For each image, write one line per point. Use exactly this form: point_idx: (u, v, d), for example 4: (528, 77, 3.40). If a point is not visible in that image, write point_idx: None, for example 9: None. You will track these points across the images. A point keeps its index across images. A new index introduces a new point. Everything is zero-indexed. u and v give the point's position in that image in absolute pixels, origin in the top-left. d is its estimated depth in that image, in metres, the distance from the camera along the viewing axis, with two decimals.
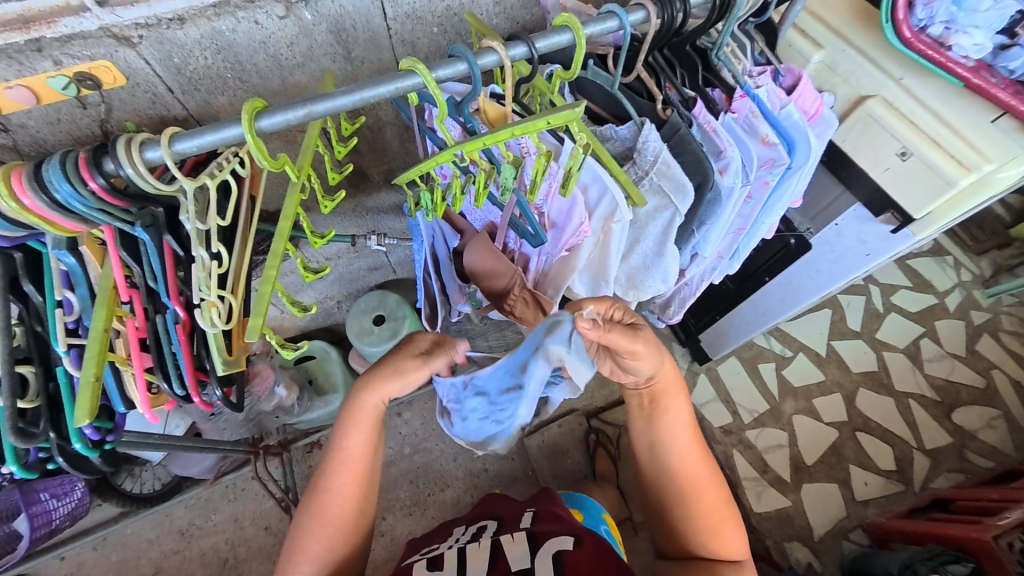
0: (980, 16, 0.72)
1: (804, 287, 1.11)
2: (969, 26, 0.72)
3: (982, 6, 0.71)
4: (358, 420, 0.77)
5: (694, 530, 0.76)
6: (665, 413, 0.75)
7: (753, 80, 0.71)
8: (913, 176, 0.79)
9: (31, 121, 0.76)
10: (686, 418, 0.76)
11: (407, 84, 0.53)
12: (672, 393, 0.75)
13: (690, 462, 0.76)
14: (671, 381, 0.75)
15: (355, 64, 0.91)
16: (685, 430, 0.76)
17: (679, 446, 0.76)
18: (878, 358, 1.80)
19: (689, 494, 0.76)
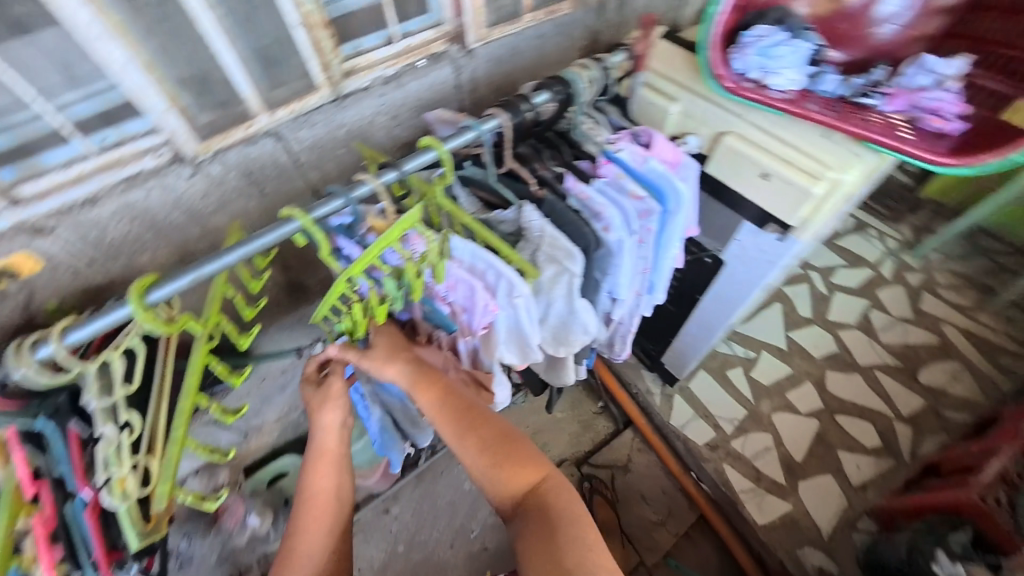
0: (785, 60, 0.84)
1: (731, 298, 1.20)
2: (779, 68, 0.85)
3: (782, 53, 0.84)
4: (315, 461, 0.74)
5: (501, 482, 0.69)
6: (414, 390, 0.71)
7: (614, 145, 0.82)
8: (776, 191, 0.90)
9: None
10: (445, 387, 0.72)
11: (288, 229, 0.59)
12: (405, 366, 0.72)
13: (462, 421, 0.70)
14: (412, 377, 0.71)
15: (270, 197, 0.99)
16: (444, 398, 0.71)
17: (441, 415, 0.71)
18: (836, 338, 1.89)
19: (471, 450, 0.69)
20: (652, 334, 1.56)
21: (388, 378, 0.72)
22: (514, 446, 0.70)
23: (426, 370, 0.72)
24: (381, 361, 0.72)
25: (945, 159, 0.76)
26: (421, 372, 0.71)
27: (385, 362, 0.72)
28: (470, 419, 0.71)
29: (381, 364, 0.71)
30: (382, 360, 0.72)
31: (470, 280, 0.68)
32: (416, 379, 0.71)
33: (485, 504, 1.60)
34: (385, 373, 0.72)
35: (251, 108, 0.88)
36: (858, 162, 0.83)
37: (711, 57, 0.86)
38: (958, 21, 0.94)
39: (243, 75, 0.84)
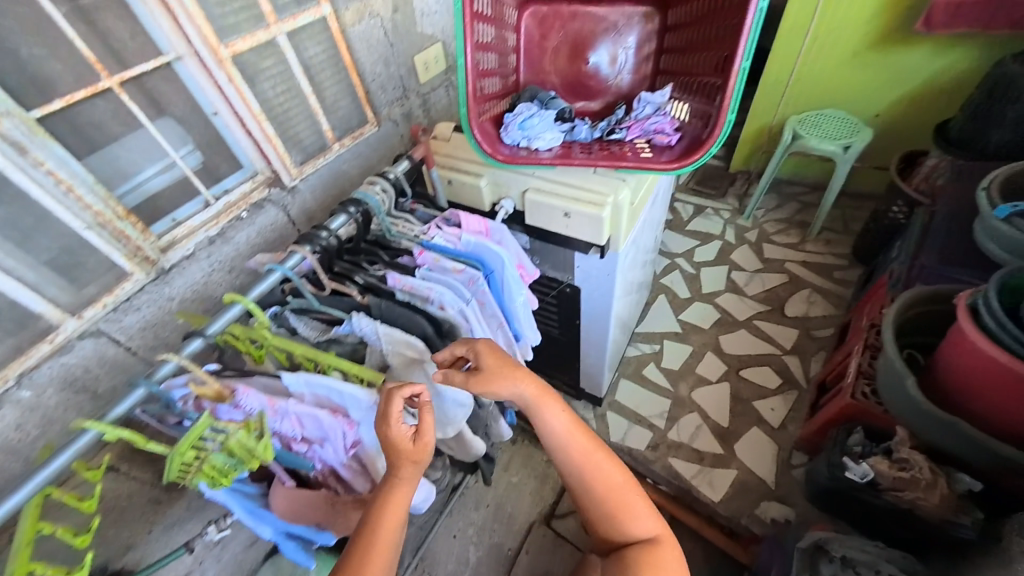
0: (539, 127, 1.02)
1: (598, 313, 1.36)
2: (538, 134, 1.01)
3: (535, 124, 1.01)
4: (396, 498, 0.66)
5: (608, 514, 0.82)
6: (542, 414, 0.81)
7: (427, 235, 0.90)
8: (577, 225, 1.04)
9: None
10: (570, 418, 0.82)
11: (85, 441, 0.59)
12: (536, 395, 0.80)
13: (585, 454, 0.82)
14: (542, 397, 0.80)
15: (106, 399, 0.91)
16: (568, 432, 0.82)
17: (561, 443, 0.82)
18: (715, 306, 2.20)
19: (588, 478, 0.82)
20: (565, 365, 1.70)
21: (510, 396, 0.78)
22: (622, 487, 0.83)
23: (553, 400, 0.81)
24: (499, 380, 0.75)
25: (661, 165, 0.91)
26: (547, 402, 0.80)
27: (513, 377, 0.76)
28: (592, 455, 0.82)
29: (511, 387, 0.77)
30: (508, 387, 0.76)
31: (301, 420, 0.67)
32: (545, 403, 0.81)
33: None
34: (509, 394, 0.77)
35: (50, 320, 0.83)
36: (621, 185, 1.01)
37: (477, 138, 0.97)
38: (661, 61, 1.21)
39: (34, 295, 0.81)
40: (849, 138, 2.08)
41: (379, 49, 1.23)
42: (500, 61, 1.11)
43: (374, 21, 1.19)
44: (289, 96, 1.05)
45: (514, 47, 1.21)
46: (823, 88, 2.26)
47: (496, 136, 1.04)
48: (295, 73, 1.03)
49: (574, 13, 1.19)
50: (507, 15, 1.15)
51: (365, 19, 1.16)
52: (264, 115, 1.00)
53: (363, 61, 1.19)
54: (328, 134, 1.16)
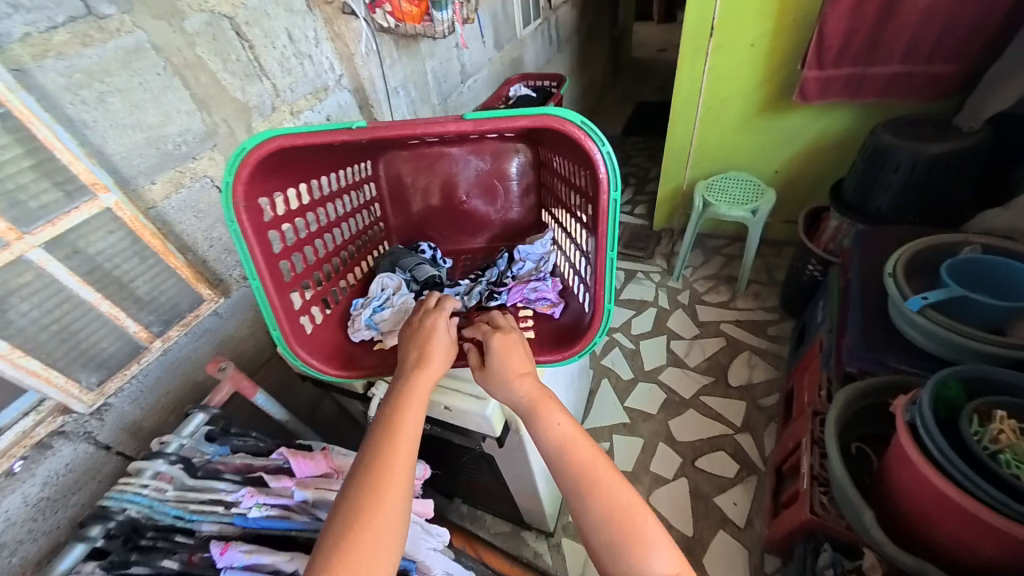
0: (391, 318, 0.96)
1: (519, 467, 1.18)
2: (390, 325, 0.95)
3: (385, 315, 0.96)
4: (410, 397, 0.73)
5: (616, 547, 0.63)
6: (536, 408, 0.76)
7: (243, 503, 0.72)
8: (464, 417, 0.95)
9: None
10: (569, 419, 0.75)
11: None
12: (532, 387, 0.78)
13: (584, 463, 0.69)
14: (538, 394, 0.77)
15: None
16: (565, 441, 0.72)
17: (555, 444, 0.72)
18: (660, 384, 2.06)
19: (587, 493, 0.67)
20: (503, 499, 1.47)
21: (511, 386, 0.79)
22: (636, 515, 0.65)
23: (548, 397, 0.76)
24: (504, 350, 0.81)
25: (545, 359, 0.85)
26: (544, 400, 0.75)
27: (512, 368, 0.79)
28: (592, 461, 0.69)
29: (507, 383, 0.79)
30: (508, 381, 0.78)
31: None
32: (543, 400, 0.76)
33: None
34: (509, 382, 0.79)
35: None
36: None
37: (301, 356, 0.86)
38: (542, 195, 1.15)
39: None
40: (754, 203, 2.11)
41: (211, 211, 1.03)
42: (349, 228, 1.03)
43: (200, 184, 1.00)
44: (66, 307, 0.82)
45: (376, 199, 1.13)
46: (722, 152, 2.31)
47: (338, 326, 0.98)
48: (70, 286, 0.81)
49: (437, 154, 1.11)
50: (362, 172, 1.06)
51: (183, 188, 0.97)
52: (22, 347, 0.76)
53: (189, 231, 0.99)
54: (141, 334, 0.93)
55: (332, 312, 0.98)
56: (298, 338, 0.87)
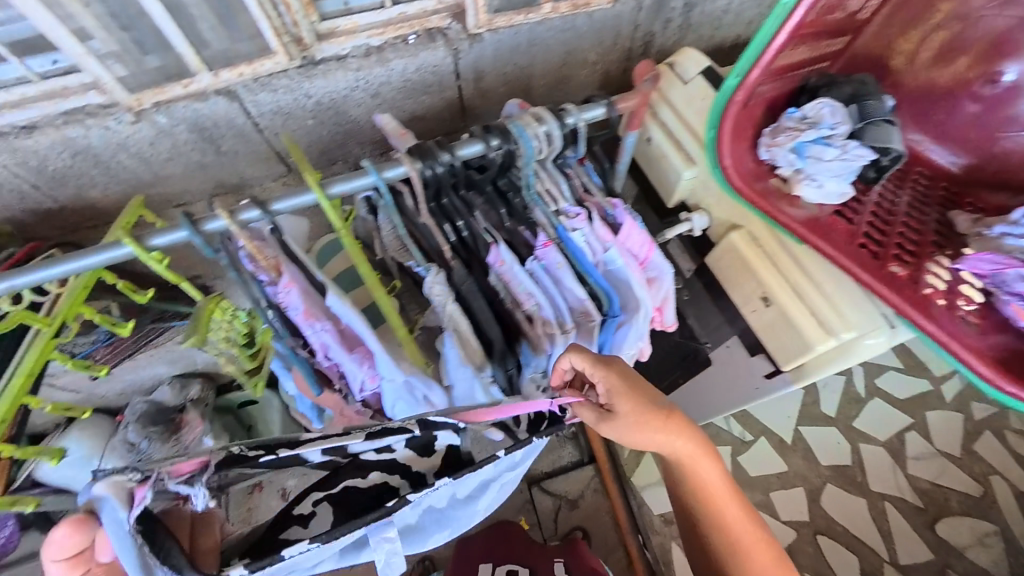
0: (831, 166, 0.67)
1: (712, 400, 1.00)
2: (821, 175, 0.68)
3: (828, 157, 0.67)
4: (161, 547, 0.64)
5: None
6: (707, 502, 0.64)
7: (568, 222, 0.63)
8: (774, 326, 0.72)
9: None
10: (721, 483, 0.64)
11: (121, 253, 0.54)
12: (706, 477, 0.64)
13: (732, 530, 0.65)
14: (694, 453, 0.63)
15: (226, 154, 0.95)
16: (710, 499, 0.64)
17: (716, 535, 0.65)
18: (853, 450, 1.65)
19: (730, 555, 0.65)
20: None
21: (655, 439, 0.61)
22: None
23: (706, 457, 0.63)
24: (639, 424, 0.60)
25: (980, 368, 0.59)
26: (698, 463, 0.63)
27: (663, 425, 0.60)
28: (739, 529, 0.65)
29: (654, 436, 0.61)
30: (650, 432, 0.61)
31: (343, 350, 0.63)
32: (697, 460, 0.63)
33: None
34: (654, 436, 0.61)
35: (189, 65, 0.79)
36: (886, 327, 0.64)
37: (719, 130, 0.67)
38: None
39: (174, 30, 0.74)
40: None
41: None
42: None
43: None
44: None
45: None
46: None
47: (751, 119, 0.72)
48: None
49: None
50: None
51: None
52: None
53: None
54: None
55: (768, 95, 0.70)
56: (734, 138, 0.68)
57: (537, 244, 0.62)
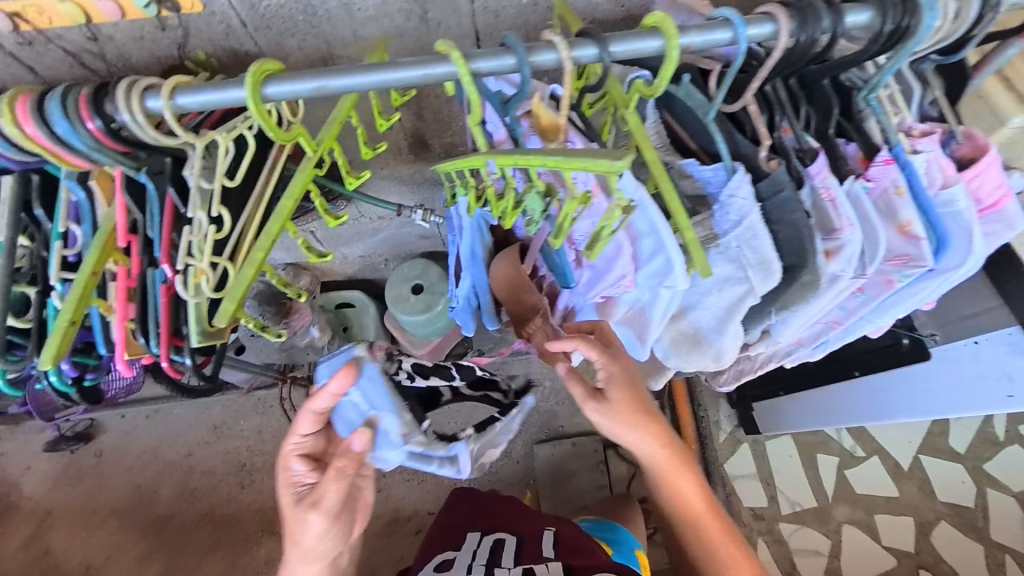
0: None
1: (902, 401, 0.93)
2: None
3: None
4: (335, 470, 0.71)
5: None
6: (683, 504, 0.79)
7: (909, 141, 0.51)
8: None
9: (118, 35, 0.73)
10: (695, 489, 0.78)
11: (441, 71, 0.43)
12: (681, 484, 0.78)
13: (708, 530, 0.79)
14: (676, 462, 0.77)
15: (428, 26, 0.80)
16: (687, 503, 0.79)
17: (684, 516, 0.79)
18: (979, 492, 1.48)
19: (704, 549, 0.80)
20: (822, 417, 1.14)
21: (645, 450, 0.74)
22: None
23: (684, 468, 0.77)
24: (634, 422, 0.71)
25: None
26: (677, 472, 0.76)
27: (654, 438, 0.73)
28: (712, 528, 0.79)
29: (649, 446, 0.74)
30: (646, 443, 0.74)
31: (623, 241, 0.53)
32: (675, 470, 0.77)
33: None
34: (649, 446, 0.74)
35: None
36: None
37: None
38: None
39: None
40: None
41: None
42: None
43: None
44: None
45: None
46: None
47: None
48: None
49: None
50: None
51: None
52: None
53: None
54: None
55: None
56: None
57: (870, 163, 0.51)
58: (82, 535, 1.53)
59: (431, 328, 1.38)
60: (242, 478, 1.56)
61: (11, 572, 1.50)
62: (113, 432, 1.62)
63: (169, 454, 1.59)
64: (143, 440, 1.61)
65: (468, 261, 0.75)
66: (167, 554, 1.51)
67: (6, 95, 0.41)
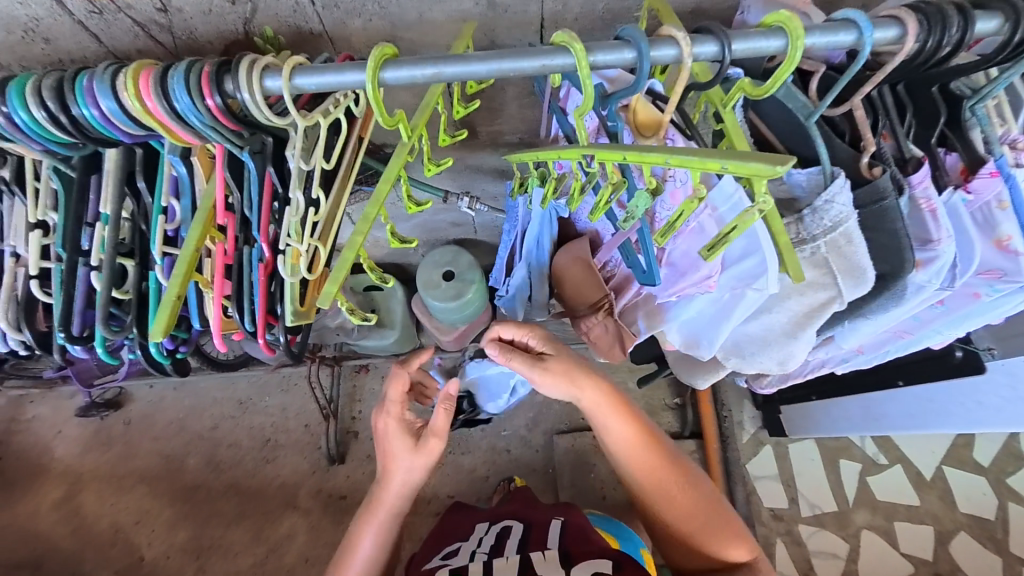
0: None
1: (947, 412, 0.93)
2: None
3: None
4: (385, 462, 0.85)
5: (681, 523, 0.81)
6: (624, 444, 0.79)
7: (1014, 154, 0.50)
8: None
9: (186, 7, 0.67)
10: (633, 426, 0.78)
11: (557, 63, 0.43)
12: (614, 425, 0.78)
13: (654, 465, 0.80)
14: (607, 399, 0.76)
15: (497, 12, 0.72)
16: (629, 441, 0.79)
17: (660, 499, 0.81)
18: (1000, 505, 1.48)
19: (653, 480, 0.80)
20: (858, 424, 1.14)
21: (578, 392, 0.74)
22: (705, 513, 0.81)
23: (619, 405, 0.77)
24: (565, 373, 0.73)
25: None
26: (614, 408, 0.76)
27: (571, 374, 0.73)
28: (657, 462, 0.80)
29: (574, 386, 0.74)
30: (572, 383, 0.73)
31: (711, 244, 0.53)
32: (605, 405, 0.76)
33: (526, 416, 1.56)
34: (576, 384, 0.74)
35: None
36: None
37: None
38: None
39: None
40: None
41: None
42: None
43: None
44: None
45: None
46: None
47: None
48: None
49: None
50: None
51: None
52: None
53: None
54: None
55: None
56: None
57: (973, 175, 0.50)
58: (110, 501, 1.55)
59: (460, 315, 1.36)
60: (267, 452, 1.58)
61: (43, 532, 1.53)
62: (140, 402, 1.64)
63: (197, 425, 1.61)
64: (170, 411, 1.63)
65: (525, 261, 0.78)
66: (195, 522, 1.53)
67: (130, 69, 0.41)
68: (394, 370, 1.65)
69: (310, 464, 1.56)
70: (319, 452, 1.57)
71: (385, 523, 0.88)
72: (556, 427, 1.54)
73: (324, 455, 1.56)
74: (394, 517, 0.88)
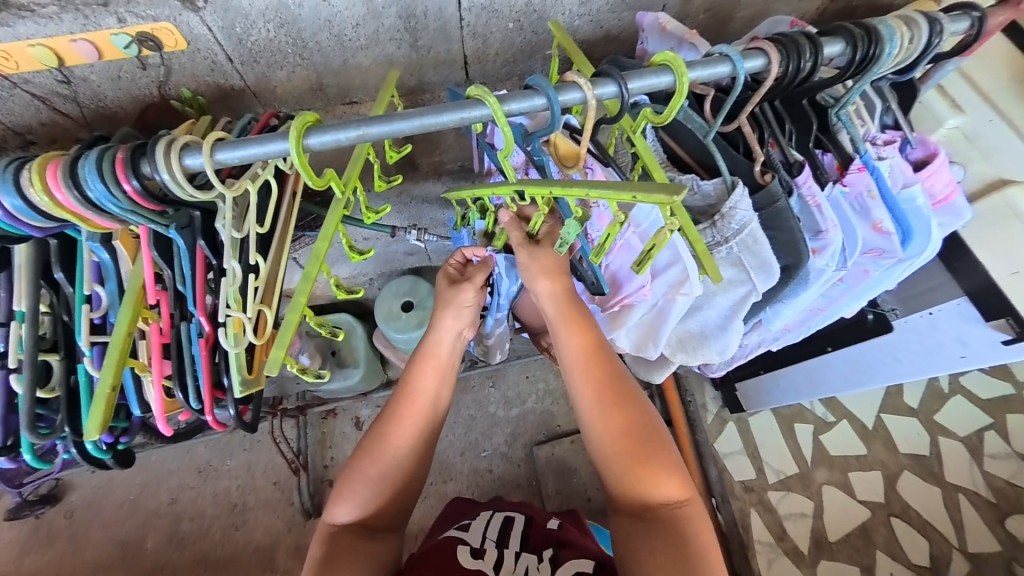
0: None
1: (874, 369, 1.02)
2: None
3: None
4: (422, 359, 0.71)
5: (617, 458, 0.63)
6: (576, 358, 0.64)
7: (876, 149, 0.59)
8: None
9: (93, 75, 0.64)
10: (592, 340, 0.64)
11: (474, 114, 0.46)
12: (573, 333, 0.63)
13: (600, 381, 0.64)
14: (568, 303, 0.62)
15: (420, 53, 0.74)
16: (581, 351, 0.64)
17: (594, 422, 0.65)
18: (932, 441, 1.66)
19: (597, 402, 0.64)
20: (803, 390, 1.24)
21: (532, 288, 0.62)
22: (653, 443, 0.64)
23: (580, 313, 0.63)
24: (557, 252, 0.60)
25: None
26: (571, 312, 0.63)
27: (541, 271, 0.60)
28: (609, 375, 0.64)
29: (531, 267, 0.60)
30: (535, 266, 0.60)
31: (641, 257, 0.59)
32: (565, 314, 0.63)
33: (504, 432, 1.57)
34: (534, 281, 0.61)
35: None
36: None
37: None
38: None
39: None
40: None
41: None
42: None
43: None
44: None
45: None
46: None
47: None
48: None
49: None
50: None
51: None
52: None
53: None
54: None
55: None
56: None
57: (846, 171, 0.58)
58: None
59: None
60: (236, 518, 1.48)
61: None
62: (83, 488, 1.49)
63: (153, 503, 1.49)
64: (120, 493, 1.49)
65: (507, 269, 0.80)
66: None
67: (34, 161, 0.39)
68: (362, 409, 1.60)
69: (284, 523, 1.48)
70: (291, 508, 1.49)
71: (429, 407, 0.71)
72: (535, 437, 1.56)
73: (298, 509, 1.49)
74: (437, 402, 0.72)
